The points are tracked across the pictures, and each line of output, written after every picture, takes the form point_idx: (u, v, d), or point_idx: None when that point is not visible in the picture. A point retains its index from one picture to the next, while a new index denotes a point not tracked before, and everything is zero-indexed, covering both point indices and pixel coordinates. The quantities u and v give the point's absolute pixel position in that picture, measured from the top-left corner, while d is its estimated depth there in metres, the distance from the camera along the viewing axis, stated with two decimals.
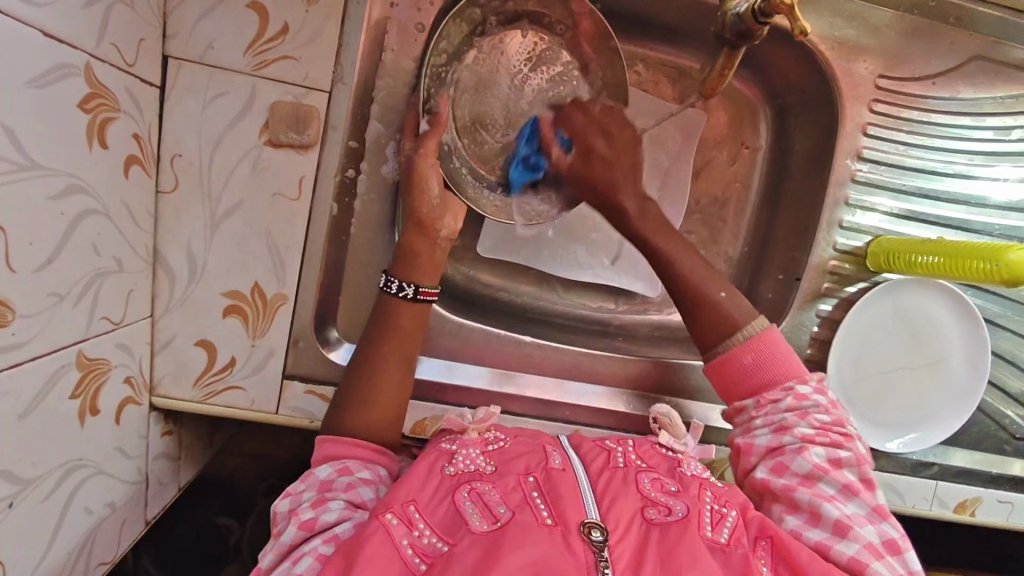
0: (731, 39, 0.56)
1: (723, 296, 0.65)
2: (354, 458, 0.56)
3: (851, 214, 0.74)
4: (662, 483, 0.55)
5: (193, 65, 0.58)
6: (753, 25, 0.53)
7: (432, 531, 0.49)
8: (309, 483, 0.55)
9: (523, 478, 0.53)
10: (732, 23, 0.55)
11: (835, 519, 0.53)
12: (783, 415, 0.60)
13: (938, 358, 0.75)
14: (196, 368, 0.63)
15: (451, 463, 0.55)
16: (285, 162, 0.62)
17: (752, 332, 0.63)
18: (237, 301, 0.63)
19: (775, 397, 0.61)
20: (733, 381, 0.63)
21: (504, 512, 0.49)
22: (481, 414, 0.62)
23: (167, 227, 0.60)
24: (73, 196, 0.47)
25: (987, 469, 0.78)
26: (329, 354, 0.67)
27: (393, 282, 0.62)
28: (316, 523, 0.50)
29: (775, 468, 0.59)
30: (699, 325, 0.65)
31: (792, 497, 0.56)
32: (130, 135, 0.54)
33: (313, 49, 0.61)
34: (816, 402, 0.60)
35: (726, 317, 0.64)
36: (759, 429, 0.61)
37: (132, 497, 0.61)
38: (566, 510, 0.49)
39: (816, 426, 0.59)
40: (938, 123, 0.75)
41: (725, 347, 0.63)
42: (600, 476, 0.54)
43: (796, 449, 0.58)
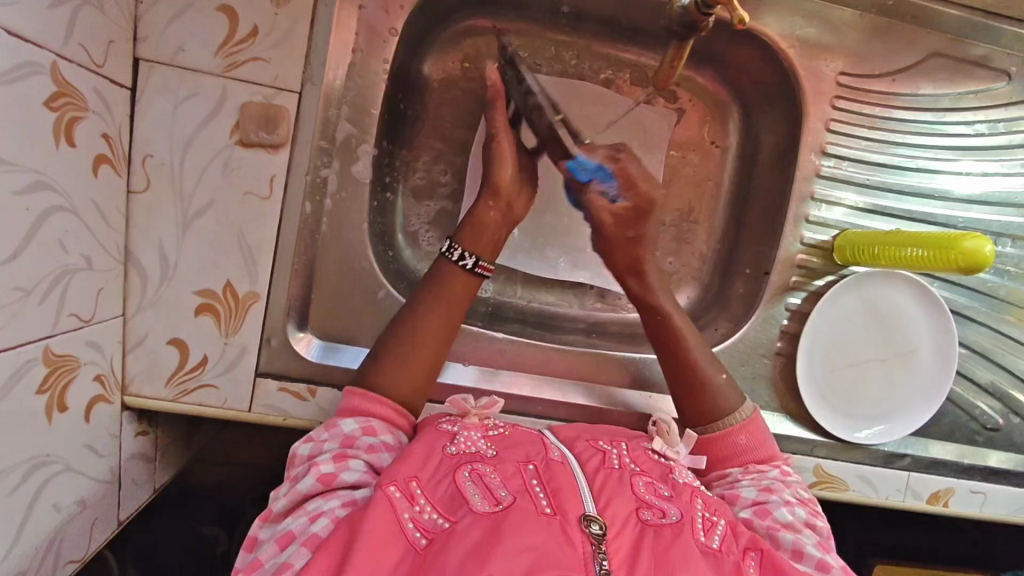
0: (679, 31, 0.56)
1: (722, 379, 0.69)
2: (379, 420, 0.59)
3: (818, 208, 0.75)
4: (656, 487, 0.56)
5: (163, 66, 0.60)
6: (697, 17, 0.53)
7: (433, 507, 0.50)
8: (333, 433, 0.57)
9: (523, 465, 0.54)
10: (678, 14, 0.54)
11: (818, 557, 0.54)
12: (771, 481, 0.63)
13: (908, 349, 0.76)
14: (168, 367, 0.64)
15: (453, 444, 0.56)
16: (255, 161, 0.62)
17: (741, 416, 0.67)
18: (209, 300, 0.63)
19: (761, 468, 0.65)
20: (721, 458, 0.66)
21: (505, 495, 0.50)
22: (484, 402, 0.63)
23: (139, 227, 0.61)
24: (39, 193, 0.48)
25: (959, 459, 0.79)
26: (300, 349, 0.67)
27: (456, 249, 0.67)
28: (335, 479, 0.53)
29: (758, 512, 0.60)
30: (694, 408, 0.68)
31: (776, 537, 0.57)
32: (99, 134, 0.55)
33: (282, 50, 0.62)
34: (798, 481, 0.65)
35: (722, 398, 0.68)
36: (746, 486, 0.63)
37: (104, 498, 0.61)
38: (565, 502, 0.50)
39: (799, 497, 0.62)
40: (900, 119, 0.76)
41: (721, 426, 0.67)
42: (597, 473, 0.55)
43: (782, 502, 0.60)
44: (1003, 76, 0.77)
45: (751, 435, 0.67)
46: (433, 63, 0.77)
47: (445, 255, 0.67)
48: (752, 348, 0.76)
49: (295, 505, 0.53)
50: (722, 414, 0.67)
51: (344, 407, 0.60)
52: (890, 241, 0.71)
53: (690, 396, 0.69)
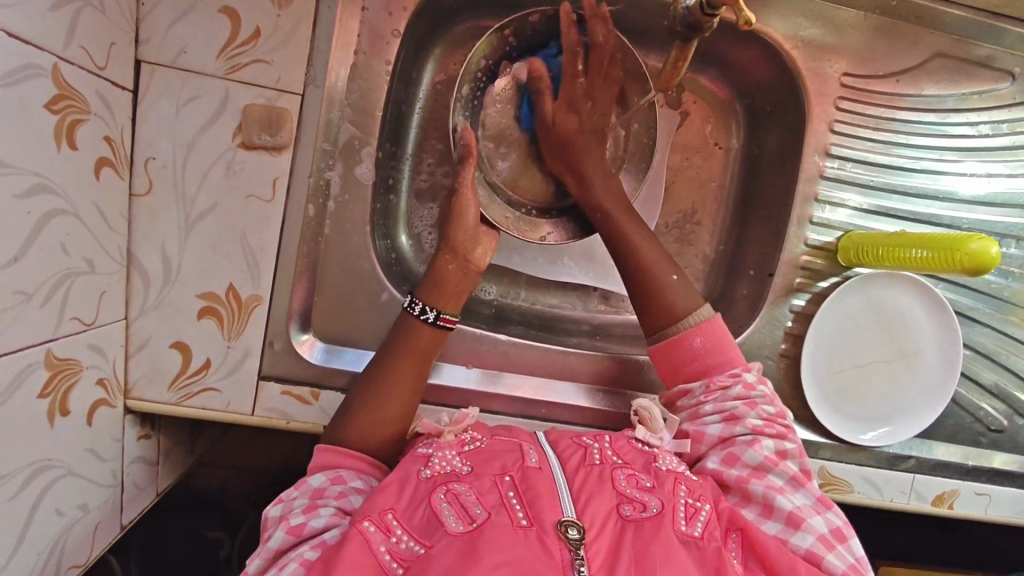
0: (682, 31, 0.57)
1: (675, 280, 0.68)
2: (348, 470, 0.58)
3: (821, 209, 0.75)
4: (637, 479, 0.55)
5: (166, 68, 0.60)
6: (702, 16, 0.53)
7: (409, 535, 0.49)
8: (302, 490, 0.57)
9: (499, 478, 0.53)
10: (682, 15, 0.55)
11: (788, 511, 0.55)
12: (733, 404, 0.62)
13: (912, 351, 0.76)
14: (171, 370, 0.63)
15: (428, 467, 0.55)
16: (258, 164, 0.62)
17: (696, 320, 0.66)
18: (212, 303, 0.63)
19: (723, 384, 0.63)
20: (681, 365, 0.66)
21: (480, 512, 0.49)
22: (457, 416, 0.62)
23: (142, 229, 0.61)
24: (39, 196, 0.47)
25: (964, 461, 0.78)
26: (303, 352, 0.67)
27: (417, 304, 0.66)
28: (303, 530, 0.52)
29: (726, 459, 0.60)
30: (648, 313, 0.68)
31: (745, 489, 0.57)
32: (101, 137, 0.55)
33: (284, 53, 0.62)
34: (763, 393, 0.63)
35: (678, 303, 0.67)
36: (709, 416, 0.63)
37: (107, 502, 0.61)
38: (542, 510, 0.49)
39: (764, 417, 0.61)
40: (904, 120, 0.76)
41: (676, 333, 0.66)
42: (576, 473, 0.55)
43: (747, 441, 0.60)
44: (1006, 77, 0.77)
45: (707, 339, 0.66)
46: (436, 64, 0.77)
47: (407, 311, 0.66)
48: (756, 350, 0.76)
49: (271, 562, 0.53)
50: (678, 320, 0.66)
51: (314, 463, 0.59)
52: (896, 242, 0.70)
53: (646, 302, 0.68)
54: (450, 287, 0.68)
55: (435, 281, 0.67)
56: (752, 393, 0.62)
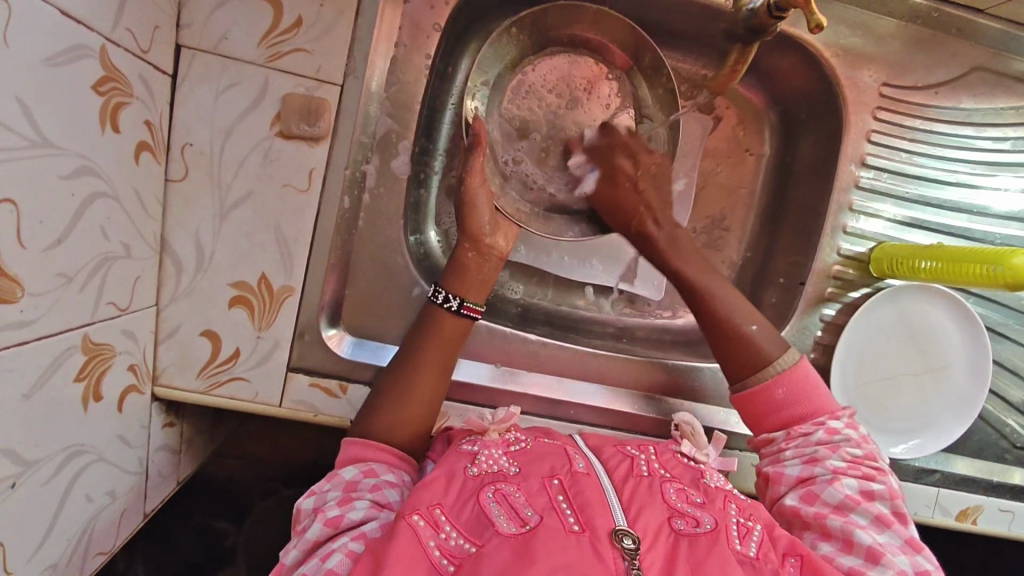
0: (744, 34, 0.56)
1: (755, 329, 0.68)
2: (380, 462, 0.59)
3: (855, 219, 0.75)
4: (687, 494, 0.56)
5: (206, 55, 0.59)
6: (767, 18, 0.53)
7: (458, 533, 0.50)
8: (335, 483, 0.57)
9: (547, 481, 0.54)
10: (748, 17, 0.54)
11: (869, 546, 0.54)
12: (814, 448, 0.62)
13: (941, 365, 0.76)
14: (200, 359, 0.63)
15: (474, 464, 0.56)
16: (295, 154, 0.62)
17: (783, 365, 0.66)
18: (243, 292, 0.63)
19: (805, 430, 0.63)
20: (766, 412, 0.66)
21: (532, 515, 0.50)
22: (501, 415, 0.63)
23: (176, 215, 0.61)
24: (86, 178, 0.47)
25: (988, 477, 0.78)
26: (333, 345, 0.66)
27: (441, 292, 0.67)
28: (341, 521, 0.53)
29: (805, 496, 0.60)
30: (732, 363, 0.68)
31: (824, 525, 0.57)
32: (142, 121, 0.54)
33: (325, 43, 0.61)
34: (847, 436, 0.63)
35: (762, 350, 0.67)
36: (790, 460, 0.63)
37: (133, 489, 0.60)
38: (594, 518, 0.50)
39: (847, 459, 0.61)
40: (940, 132, 0.75)
41: (757, 382, 0.66)
42: (625, 483, 0.56)
43: (828, 479, 0.60)
44: None
45: (791, 387, 0.65)
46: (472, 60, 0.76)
47: (432, 300, 0.66)
48: None
49: (307, 554, 0.52)
50: (760, 368, 0.66)
51: (344, 457, 0.60)
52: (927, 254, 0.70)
53: (725, 350, 0.68)
54: (477, 275, 0.69)
55: (456, 270, 0.69)
56: (835, 437, 0.62)
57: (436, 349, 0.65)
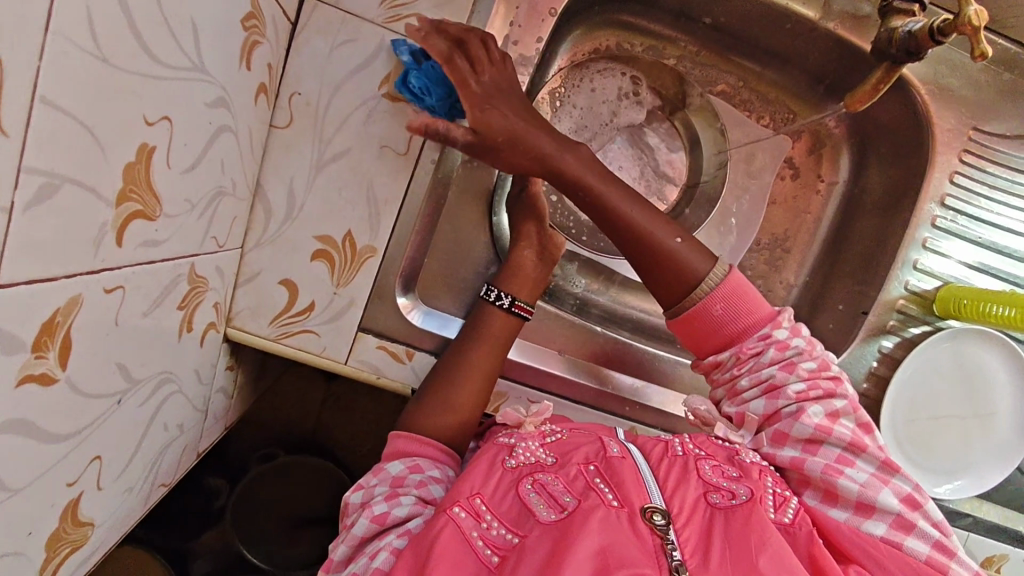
0: (897, 55, 0.59)
1: (678, 242, 0.63)
2: (426, 457, 0.59)
3: (925, 256, 0.75)
4: (722, 469, 0.56)
5: (328, 8, 0.60)
6: (926, 42, 0.56)
7: (499, 523, 0.50)
8: (381, 478, 0.58)
9: (583, 467, 0.54)
10: (902, 41, 0.58)
11: (854, 493, 0.55)
12: (769, 373, 0.61)
13: (988, 411, 0.77)
14: (275, 306, 0.63)
15: (512, 457, 0.57)
16: (398, 116, 0.62)
17: (719, 275, 0.63)
18: (327, 246, 0.63)
19: (756, 351, 0.62)
20: (705, 335, 0.64)
21: (569, 501, 0.50)
22: (536, 409, 0.64)
23: (274, 161, 0.61)
24: (219, 110, 0.47)
25: (1017, 527, 0.79)
26: (408, 314, 0.67)
27: (492, 291, 0.67)
28: (387, 518, 0.53)
29: (775, 437, 0.59)
30: (660, 284, 0.64)
31: (802, 471, 0.57)
32: (266, 63, 0.55)
33: (444, 11, 0.62)
34: (796, 347, 0.62)
35: (691, 267, 0.63)
36: (749, 392, 0.61)
37: (196, 426, 0.60)
38: (630, 494, 0.50)
39: (805, 379, 0.60)
40: (1020, 183, 0.76)
41: (692, 302, 0.63)
42: (661, 463, 0.56)
43: (792, 413, 0.59)
44: None
45: (727, 302, 0.62)
46: (569, 46, 0.77)
47: (483, 297, 0.67)
48: None
49: (356, 548, 0.54)
50: (692, 287, 0.63)
51: (390, 450, 0.60)
52: (980, 296, 0.71)
53: (653, 272, 0.64)
54: (527, 276, 0.69)
55: (509, 270, 0.68)
56: (787, 354, 0.61)
57: (487, 344, 0.65)
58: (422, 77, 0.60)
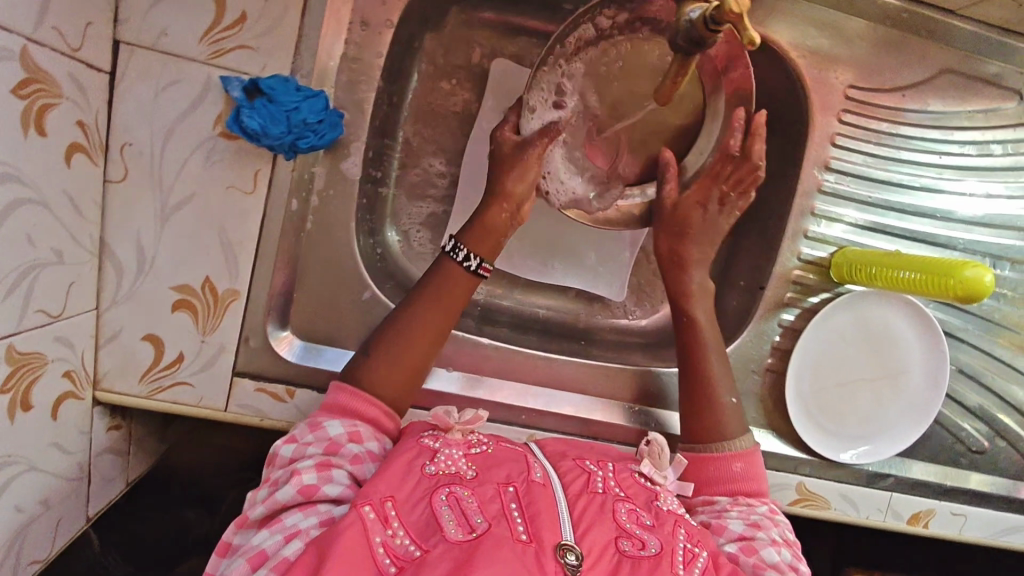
0: (685, 47, 0.47)
1: (729, 402, 0.68)
2: (368, 427, 0.57)
3: (817, 223, 0.73)
4: (638, 514, 0.54)
5: (145, 50, 0.57)
6: (705, 32, 0.44)
7: (406, 532, 0.47)
8: (318, 437, 0.55)
9: (502, 488, 0.52)
10: (684, 30, 0.46)
11: (765, 562, 0.55)
12: (756, 500, 0.62)
13: (899, 371, 0.75)
14: (142, 363, 0.62)
15: (432, 462, 0.54)
16: (239, 154, 0.60)
17: (743, 443, 0.66)
18: (186, 296, 0.61)
19: (753, 502, 0.62)
20: (715, 481, 0.64)
21: (480, 521, 0.48)
22: (467, 417, 0.60)
23: (115, 217, 0.59)
24: (5, 185, 0.45)
25: (942, 481, 0.78)
26: (279, 349, 0.65)
27: (460, 248, 0.64)
28: (314, 492, 0.51)
29: (733, 512, 0.61)
30: (693, 404, 0.68)
31: (733, 530, 0.59)
32: (74, 122, 0.52)
33: (270, 39, 0.58)
34: (783, 520, 0.62)
35: (725, 421, 0.67)
36: (729, 491, 0.63)
37: (71, 495, 0.60)
38: (542, 529, 0.48)
39: (776, 517, 0.61)
40: (906, 135, 0.74)
41: (714, 447, 0.65)
42: (578, 500, 0.53)
43: (763, 516, 0.60)
44: (1015, 96, 0.74)
45: (747, 463, 0.65)
46: (428, 53, 0.74)
47: (449, 255, 0.64)
48: (741, 364, 0.75)
49: (272, 512, 0.51)
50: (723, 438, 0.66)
51: (335, 400, 0.59)
52: (868, 261, 0.70)
53: (691, 409, 0.68)
54: (495, 233, 0.66)
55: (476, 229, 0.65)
56: (777, 515, 0.61)
57: (443, 302, 0.64)
58: (257, 116, 0.57)
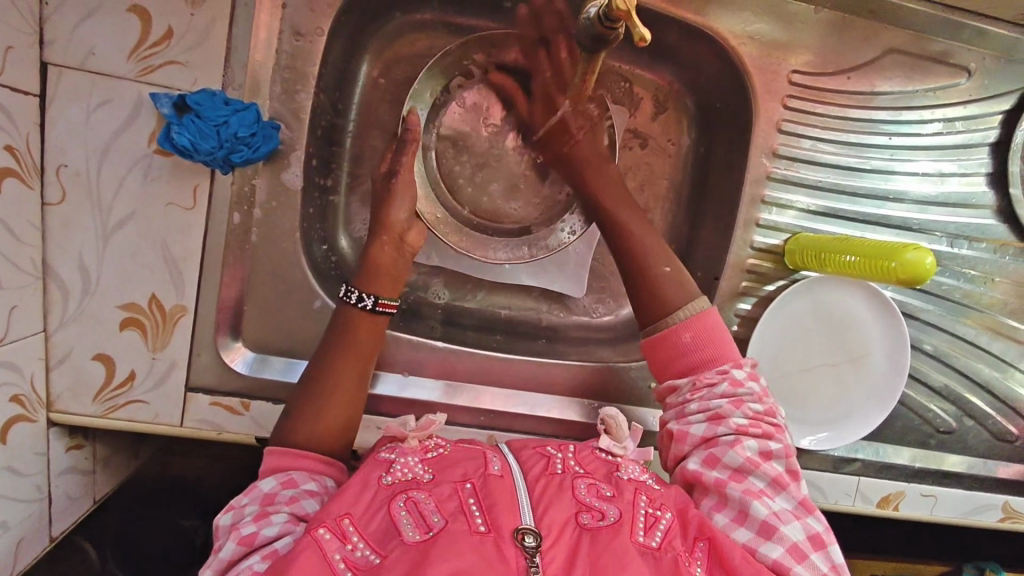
0: (588, 42, 0.52)
1: (667, 271, 0.67)
2: (303, 472, 0.56)
3: (768, 211, 0.73)
4: (598, 488, 0.54)
5: (75, 72, 0.57)
6: (603, 29, 0.49)
7: (365, 543, 0.47)
8: (252, 496, 0.53)
9: (459, 485, 0.51)
10: (586, 27, 0.51)
11: (762, 517, 0.53)
12: (718, 402, 0.59)
13: (859, 354, 0.75)
14: (94, 383, 0.62)
15: (388, 472, 0.53)
16: (177, 169, 0.60)
17: (688, 314, 0.64)
18: (134, 314, 0.62)
19: (710, 380, 0.61)
20: (670, 360, 0.64)
21: (437, 520, 0.48)
22: (422, 423, 0.59)
23: (57, 239, 0.59)
24: None
25: (910, 463, 0.78)
26: (230, 361, 0.65)
27: (353, 291, 0.64)
28: (255, 538, 0.49)
29: (707, 460, 0.58)
30: (640, 298, 0.67)
31: (722, 492, 0.56)
32: (3, 147, 0.52)
33: (199, 53, 0.59)
34: (751, 391, 0.61)
35: (669, 295, 0.65)
36: (695, 416, 0.60)
37: (32, 516, 0.61)
38: (500, 517, 0.48)
39: (750, 417, 0.59)
40: (856, 118, 0.74)
41: (664, 325, 0.64)
42: (538, 483, 0.53)
43: (729, 441, 0.58)
44: (963, 72, 0.74)
45: (697, 334, 0.63)
46: (371, 58, 0.74)
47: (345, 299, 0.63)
48: None
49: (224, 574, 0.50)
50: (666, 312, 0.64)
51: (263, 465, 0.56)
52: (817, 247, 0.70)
53: (638, 298, 0.67)
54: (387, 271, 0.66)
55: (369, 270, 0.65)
56: (738, 391, 0.60)
57: (351, 353, 0.62)
58: (186, 133, 0.58)
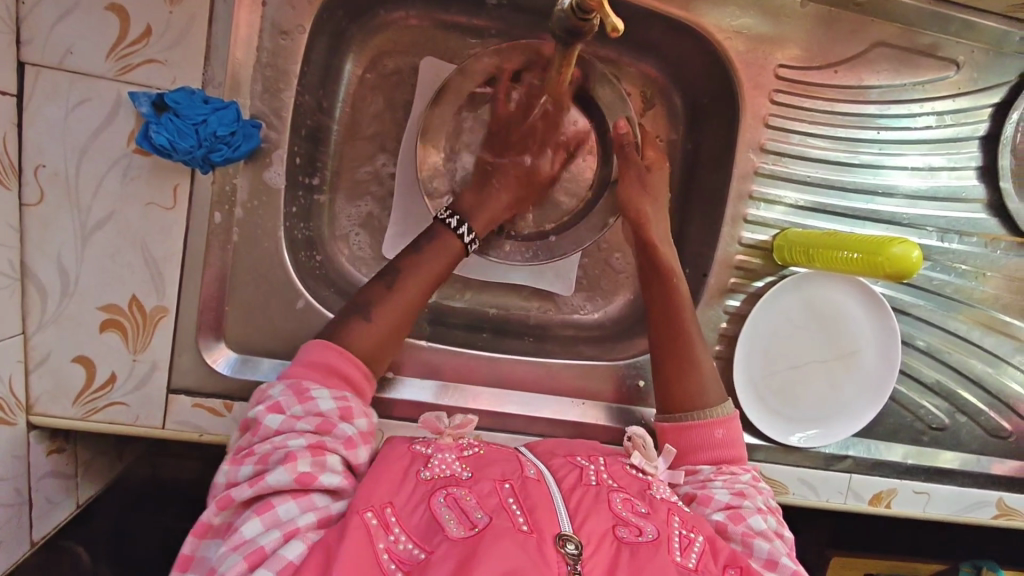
0: (563, 37, 0.50)
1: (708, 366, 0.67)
2: (357, 401, 0.55)
3: (756, 207, 0.73)
4: (632, 503, 0.53)
5: (52, 70, 0.57)
6: (577, 22, 0.47)
7: (408, 537, 0.46)
8: (308, 412, 0.52)
9: (498, 484, 0.51)
10: (559, 19, 0.48)
11: (791, 568, 0.52)
12: (744, 484, 0.60)
13: (850, 351, 0.74)
14: (74, 385, 0.62)
15: (426, 467, 0.52)
16: (157, 168, 0.60)
17: (723, 409, 0.65)
18: (114, 315, 0.61)
19: (736, 470, 0.62)
20: (692, 446, 0.64)
21: (481, 516, 0.47)
22: (459, 421, 0.60)
23: (35, 240, 0.59)
24: None
25: (902, 460, 0.77)
26: (212, 362, 0.64)
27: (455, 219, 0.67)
28: (312, 481, 0.49)
29: (731, 516, 0.57)
30: (670, 385, 0.66)
31: (749, 543, 0.55)
32: None
33: (179, 51, 0.59)
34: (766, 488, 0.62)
35: (703, 389, 0.66)
36: (720, 487, 0.60)
37: (11, 520, 0.60)
38: (541, 521, 0.47)
39: (767, 504, 0.60)
40: (843, 112, 0.73)
41: (696, 415, 0.64)
42: (574, 492, 0.52)
43: (755, 508, 0.58)
44: (952, 65, 0.73)
45: (728, 429, 0.64)
46: (356, 55, 0.74)
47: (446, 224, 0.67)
48: None
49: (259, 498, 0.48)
50: (701, 404, 0.65)
51: (320, 363, 0.56)
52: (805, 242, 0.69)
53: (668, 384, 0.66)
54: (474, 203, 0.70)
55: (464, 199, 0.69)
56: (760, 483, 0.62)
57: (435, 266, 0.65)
58: (164, 131, 0.57)
